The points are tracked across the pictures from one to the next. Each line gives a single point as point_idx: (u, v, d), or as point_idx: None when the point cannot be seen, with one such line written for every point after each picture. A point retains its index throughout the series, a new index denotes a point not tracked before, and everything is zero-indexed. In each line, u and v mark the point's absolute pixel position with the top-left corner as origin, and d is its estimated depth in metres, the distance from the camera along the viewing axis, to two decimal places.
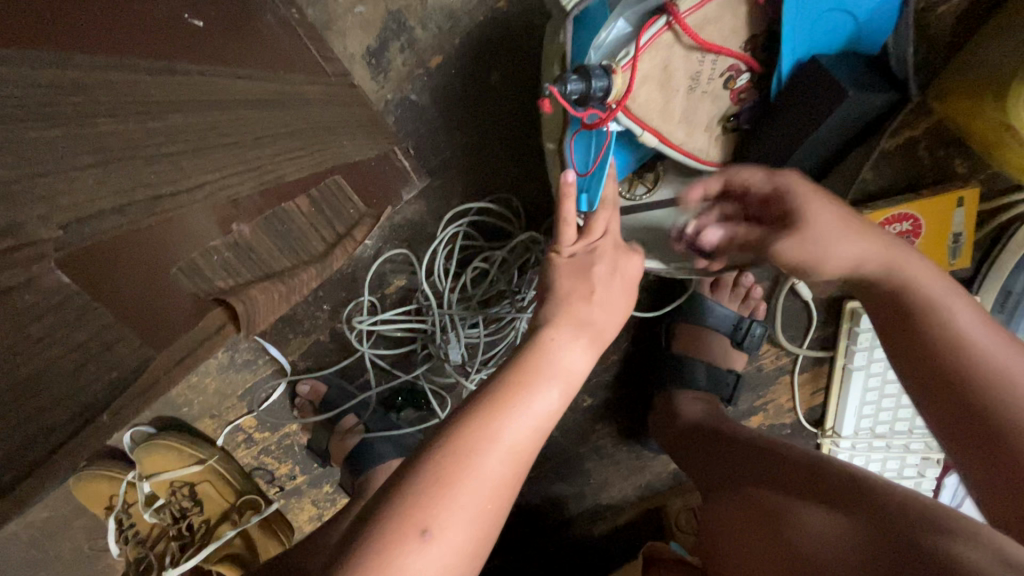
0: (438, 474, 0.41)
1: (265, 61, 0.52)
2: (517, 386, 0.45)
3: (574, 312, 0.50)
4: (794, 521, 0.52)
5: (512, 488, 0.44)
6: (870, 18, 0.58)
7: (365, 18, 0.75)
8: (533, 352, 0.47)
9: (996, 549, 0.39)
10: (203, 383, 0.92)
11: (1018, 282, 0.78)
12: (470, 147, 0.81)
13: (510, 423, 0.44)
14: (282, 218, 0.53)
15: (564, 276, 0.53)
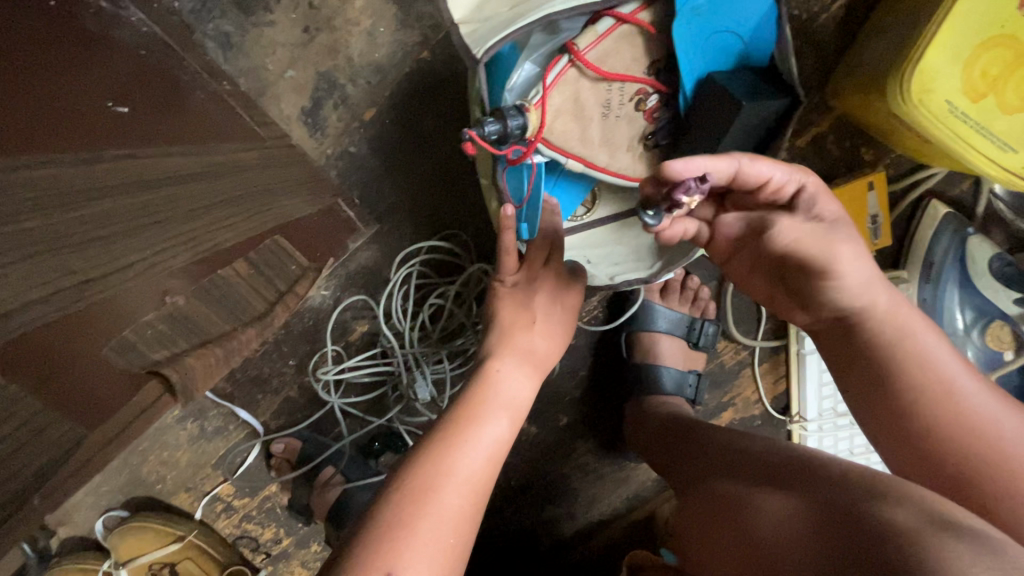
0: (398, 512, 0.46)
1: (202, 135, 0.55)
2: (465, 422, 0.53)
3: (518, 341, 0.62)
4: (754, 509, 0.54)
5: (473, 515, 0.49)
6: (754, 34, 0.63)
7: (297, 81, 0.79)
8: (478, 388, 0.56)
9: (921, 509, 0.43)
10: (175, 456, 0.91)
11: (936, 251, 0.82)
12: (414, 189, 0.85)
13: (461, 454, 0.51)
14: (217, 284, 0.57)
15: (507, 306, 0.64)
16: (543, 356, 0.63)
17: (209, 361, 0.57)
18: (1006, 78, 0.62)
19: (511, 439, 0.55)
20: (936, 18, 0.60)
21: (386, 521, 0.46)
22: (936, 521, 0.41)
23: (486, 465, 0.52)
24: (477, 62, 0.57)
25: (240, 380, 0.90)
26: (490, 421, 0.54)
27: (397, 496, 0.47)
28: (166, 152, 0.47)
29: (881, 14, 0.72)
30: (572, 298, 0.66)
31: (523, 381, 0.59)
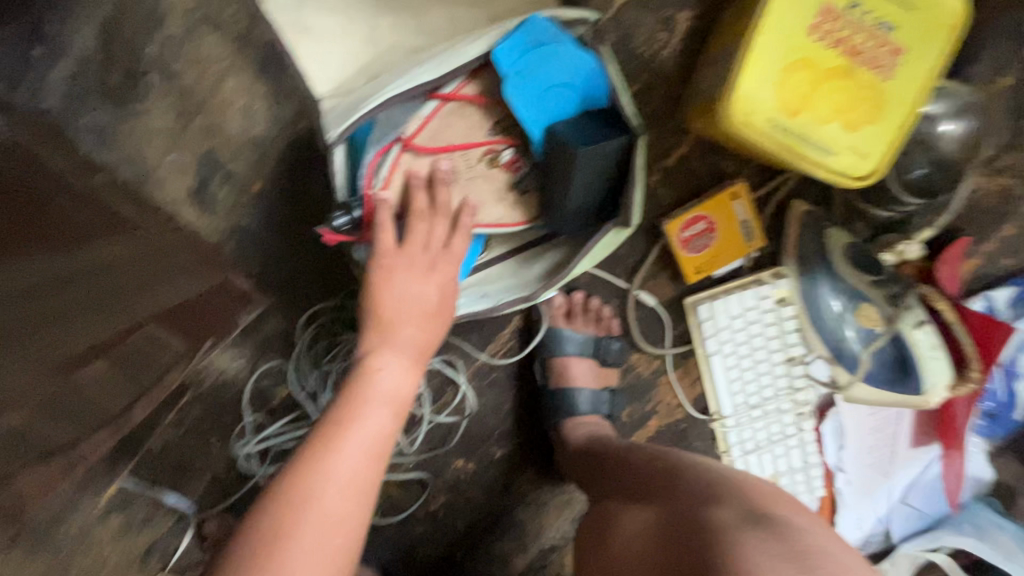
0: (282, 518, 0.51)
1: (75, 236, 0.55)
2: (345, 423, 0.57)
3: (395, 334, 0.65)
4: (621, 522, 0.61)
5: (357, 519, 0.54)
6: (585, 83, 0.68)
7: (180, 163, 0.80)
8: (356, 391, 0.60)
9: (745, 507, 0.54)
10: (103, 554, 0.88)
11: (804, 246, 0.92)
12: (315, 250, 0.87)
13: (340, 456, 0.55)
14: (71, 391, 0.57)
15: (382, 292, 0.65)
16: (428, 320, 0.66)
17: None
18: (815, 94, 0.70)
19: (395, 429, 0.60)
20: (743, 51, 0.68)
21: (273, 521, 0.51)
22: (751, 522, 0.51)
23: (368, 461, 0.56)
24: (332, 143, 0.63)
25: (161, 466, 0.88)
26: (370, 414, 0.59)
27: (277, 502, 0.52)
28: (18, 266, 0.47)
29: (709, 48, 0.83)
30: (448, 269, 0.67)
31: (398, 365, 0.64)
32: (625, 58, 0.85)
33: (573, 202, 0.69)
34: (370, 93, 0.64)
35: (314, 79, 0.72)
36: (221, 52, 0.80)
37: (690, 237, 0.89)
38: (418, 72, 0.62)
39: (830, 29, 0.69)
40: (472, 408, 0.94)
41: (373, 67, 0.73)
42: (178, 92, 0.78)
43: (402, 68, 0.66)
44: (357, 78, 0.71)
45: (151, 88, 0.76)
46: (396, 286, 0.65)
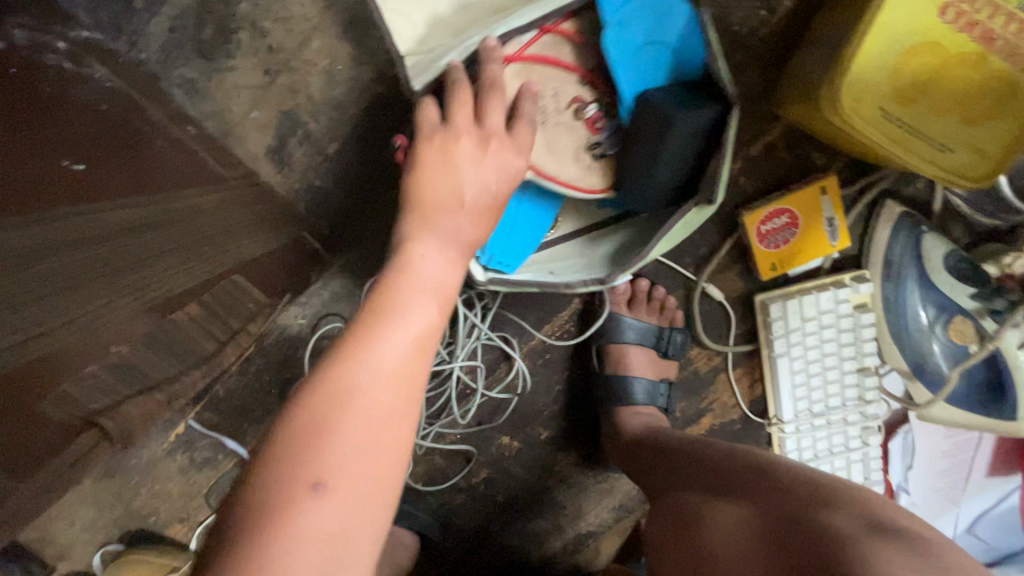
0: (316, 413, 0.43)
1: (160, 181, 0.56)
2: (384, 310, 0.48)
3: (433, 224, 0.55)
4: (711, 519, 0.60)
5: (404, 416, 0.45)
6: (682, 42, 0.66)
7: (262, 120, 0.81)
8: (392, 281, 0.50)
9: (860, 513, 0.52)
10: (166, 488, 0.93)
11: (895, 249, 0.84)
12: (383, 216, 0.87)
13: (383, 339, 0.46)
14: (167, 330, 0.59)
15: (428, 164, 0.57)
16: (479, 208, 0.58)
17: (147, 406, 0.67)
18: (935, 83, 0.64)
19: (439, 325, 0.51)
20: (859, 31, 0.63)
21: (310, 413, 0.43)
22: (874, 530, 0.49)
23: (413, 355, 0.47)
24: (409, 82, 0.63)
25: (225, 411, 0.92)
26: (410, 307, 0.49)
27: (313, 398, 0.43)
28: (121, 206, 0.49)
29: (815, 27, 0.76)
30: (504, 150, 0.59)
31: (438, 259, 0.53)
32: (721, 35, 0.80)
33: (660, 171, 0.66)
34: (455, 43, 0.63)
35: (396, 35, 0.63)
36: (308, 11, 0.80)
37: (770, 231, 0.84)
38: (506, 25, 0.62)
39: (965, 10, 0.61)
40: (526, 385, 0.94)
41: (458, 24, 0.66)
42: (266, 49, 0.80)
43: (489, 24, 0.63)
44: (440, 36, 0.65)
45: (241, 45, 0.80)
46: (452, 182, 0.57)
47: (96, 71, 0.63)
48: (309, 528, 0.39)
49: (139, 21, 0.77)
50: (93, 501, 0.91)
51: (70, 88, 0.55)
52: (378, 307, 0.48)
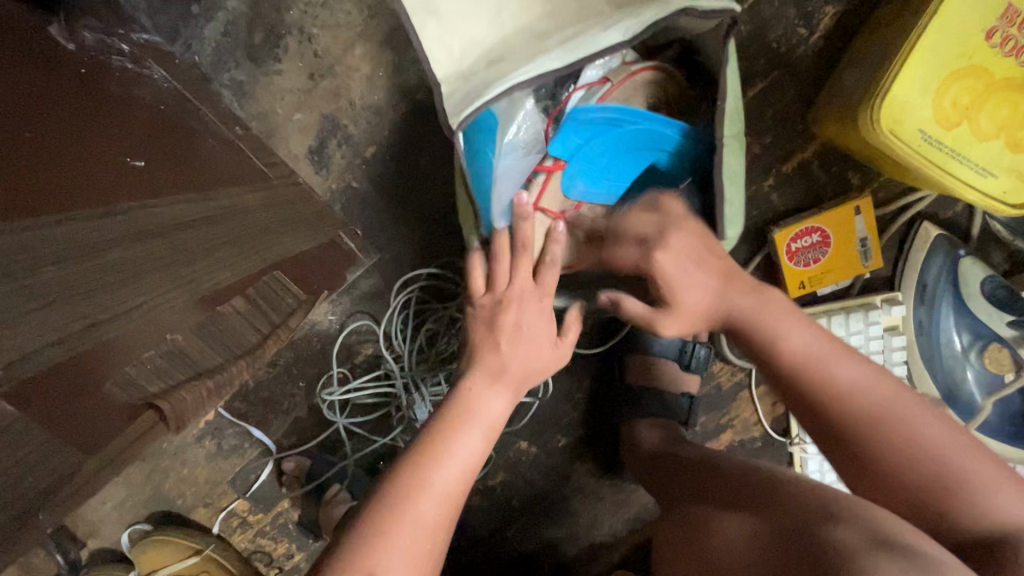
0: (376, 522, 0.49)
1: (207, 180, 0.59)
2: (437, 455, 0.53)
3: (487, 364, 0.61)
4: (716, 530, 0.59)
5: (446, 526, 0.52)
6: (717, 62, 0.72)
7: (304, 122, 0.85)
8: (455, 412, 0.56)
9: (871, 527, 0.49)
10: (195, 472, 0.97)
11: (930, 273, 0.83)
12: (415, 219, 0.89)
13: (442, 468, 0.52)
14: (216, 319, 0.62)
15: (477, 326, 0.64)
16: (523, 374, 0.62)
17: (200, 392, 0.63)
18: (978, 107, 0.63)
19: (484, 454, 0.56)
20: (902, 54, 0.63)
21: (381, 511, 0.49)
22: (879, 544, 0.46)
23: (462, 478, 0.53)
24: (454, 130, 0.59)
25: (254, 401, 0.96)
26: (466, 439, 0.55)
27: (371, 518, 0.49)
28: (174, 202, 0.52)
29: (851, 49, 0.77)
30: (544, 304, 0.65)
31: (498, 403, 0.59)
32: (758, 52, 0.80)
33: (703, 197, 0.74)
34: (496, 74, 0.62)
35: (434, 61, 0.65)
36: (354, 19, 0.83)
37: (800, 249, 0.83)
38: (548, 58, 0.58)
39: (1012, 34, 0.62)
40: (547, 391, 0.95)
41: (494, 53, 0.67)
42: (312, 54, 0.84)
43: (529, 56, 0.62)
44: (476, 56, 0.66)
45: (288, 50, 0.83)
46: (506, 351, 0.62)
47: (154, 73, 0.66)
48: None
49: (194, 25, 0.81)
50: (126, 482, 0.95)
51: (131, 89, 0.59)
52: (434, 439, 0.54)
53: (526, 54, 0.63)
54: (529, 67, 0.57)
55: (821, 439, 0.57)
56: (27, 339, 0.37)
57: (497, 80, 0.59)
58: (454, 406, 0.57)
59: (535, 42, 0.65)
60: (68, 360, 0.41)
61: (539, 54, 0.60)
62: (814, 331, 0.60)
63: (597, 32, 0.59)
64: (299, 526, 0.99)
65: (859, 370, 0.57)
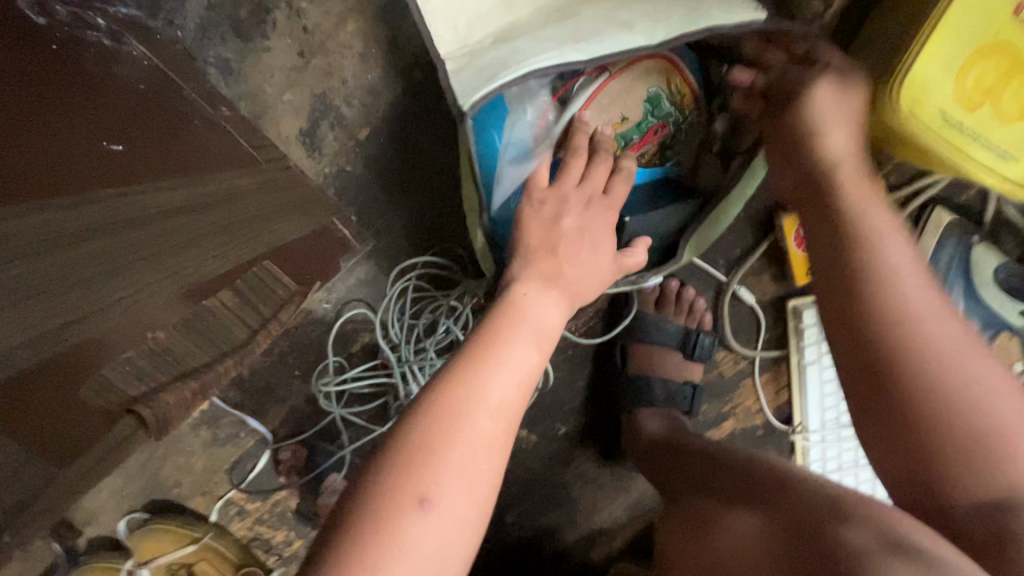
0: (426, 444, 0.46)
1: (192, 164, 0.56)
2: (483, 366, 0.51)
3: (540, 271, 0.60)
4: (724, 526, 0.58)
5: (503, 446, 0.49)
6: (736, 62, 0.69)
7: (295, 103, 0.81)
8: (503, 319, 0.55)
9: (879, 529, 0.48)
10: (190, 461, 0.95)
11: (941, 260, 0.80)
12: (411, 204, 0.86)
13: (493, 382, 0.50)
14: (202, 315, 0.60)
15: (535, 233, 0.62)
16: (579, 282, 0.62)
17: (185, 394, 0.61)
18: (1001, 88, 0.60)
19: (540, 364, 0.55)
20: (921, 33, 0.59)
21: (426, 426, 0.46)
22: (891, 548, 0.46)
23: (517, 390, 0.51)
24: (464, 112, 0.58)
25: (249, 391, 0.94)
26: (519, 348, 0.53)
27: (424, 431, 0.46)
28: (157, 188, 0.49)
29: (868, 27, 0.74)
30: (608, 213, 0.64)
31: (551, 308, 0.58)
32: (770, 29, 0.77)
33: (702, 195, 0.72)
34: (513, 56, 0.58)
35: (435, 37, 0.60)
36: None
37: (809, 235, 0.86)
38: (572, 51, 0.58)
39: None
40: (548, 380, 0.93)
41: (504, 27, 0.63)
42: (301, 30, 0.79)
43: (546, 42, 0.59)
44: (483, 31, 0.62)
45: (277, 25, 0.79)
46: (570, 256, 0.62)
47: (133, 49, 0.62)
48: (411, 544, 0.42)
49: None
50: (120, 472, 0.93)
51: (107, 66, 0.55)
52: (485, 343, 0.52)
53: (548, 36, 0.60)
54: (553, 58, 0.58)
55: (858, 381, 0.52)
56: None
57: (519, 62, 0.58)
58: (504, 310, 0.55)
59: (548, 18, 0.63)
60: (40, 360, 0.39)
61: (560, 42, 0.59)
62: (911, 254, 0.54)
63: (620, 32, 0.60)
64: (297, 514, 0.99)
65: (924, 300, 0.52)
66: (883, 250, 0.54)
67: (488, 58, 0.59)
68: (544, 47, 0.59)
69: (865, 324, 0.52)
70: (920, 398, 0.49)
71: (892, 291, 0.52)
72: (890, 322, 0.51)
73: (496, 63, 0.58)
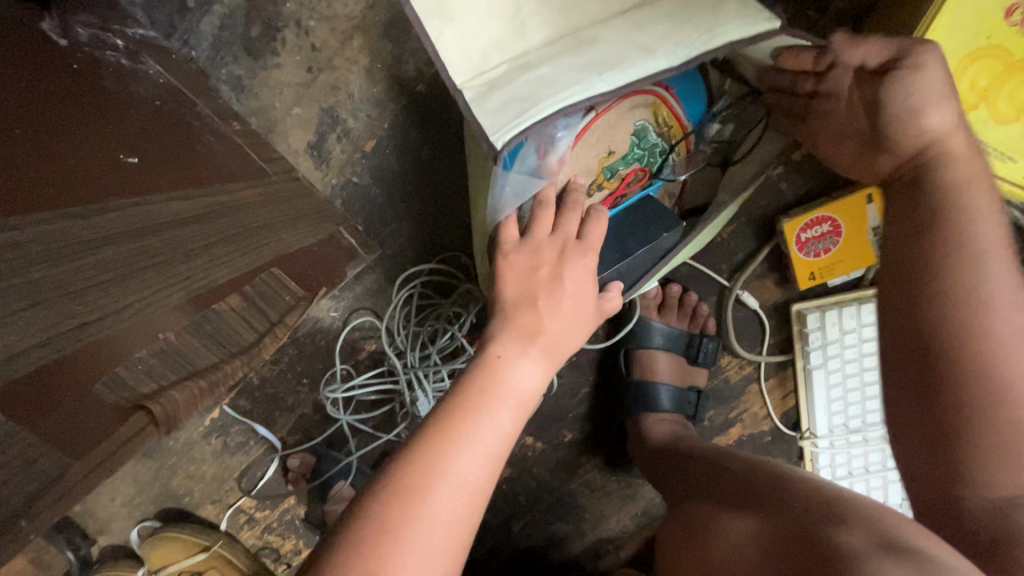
0: (390, 517, 0.46)
1: (205, 176, 0.58)
2: (457, 433, 0.50)
3: (518, 330, 0.58)
4: (720, 528, 0.58)
5: (467, 521, 0.49)
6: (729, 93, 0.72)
7: (303, 117, 0.84)
8: (476, 386, 0.54)
9: (871, 531, 0.49)
10: (201, 469, 0.96)
11: None
12: (417, 214, 0.88)
13: (456, 458, 0.49)
14: (210, 319, 0.61)
15: (513, 284, 0.61)
16: (559, 339, 0.60)
17: (194, 393, 0.58)
18: (997, 88, 0.61)
19: (513, 432, 0.54)
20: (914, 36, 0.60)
21: (398, 488, 0.47)
22: (886, 549, 0.46)
23: (483, 464, 0.50)
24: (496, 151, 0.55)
25: (258, 399, 0.95)
26: (493, 418, 0.52)
27: (381, 508, 0.47)
28: (169, 198, 0.51)
29: (863, 34, 0.75)
30: (587, 257, 0.62)
31: (531, 371, 0.57)
32: None
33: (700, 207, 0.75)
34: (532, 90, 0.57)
35: (452, 68, 0.60)
36: (352, 11, 0.82)
37: (810, 239, 0.83)
38: (597, 80, 0.57)
39: None
40: (552, 387, 0.94)
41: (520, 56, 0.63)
42: (309, 48, 0.82)
43: (569, 71, 0.59)
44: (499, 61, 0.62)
45: (286, 44, 0.82)
46: (555, 308, 0.60)
47: (151, 68, 0.65)
48: None
49: (191, 20, 0.80)
50: (134, 479, 0.95)
51: (125, 84, 0.58)
52: (453, 415, 0.51)
53: (571, 65, 0.59)
54: (579, 89, 0.57)
55: (903, 338, 0.52)
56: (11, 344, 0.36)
57: (542, 95, 0.57)
58: (477, 373, 0.54)
59: (567, 45, 0.62)
60: (55, 362, 0.41)
61: (584, 71, 0.58)
62: (996, 229, 0.51)
63: (644, 58, 0.58)
64: (306, 522, 0.99)
65: (1007, 278, 0.50)
66: (978, 222, 0.51)
67: (507, 89, 0.59)
68: (567, 77, 0.58)
69: (931, 279, 0.51)
70: (963, 356, 0.49)
71: (973, 265, 0.50)
72: (940, 283, 0.50)
73: (519, 99, 0.57)
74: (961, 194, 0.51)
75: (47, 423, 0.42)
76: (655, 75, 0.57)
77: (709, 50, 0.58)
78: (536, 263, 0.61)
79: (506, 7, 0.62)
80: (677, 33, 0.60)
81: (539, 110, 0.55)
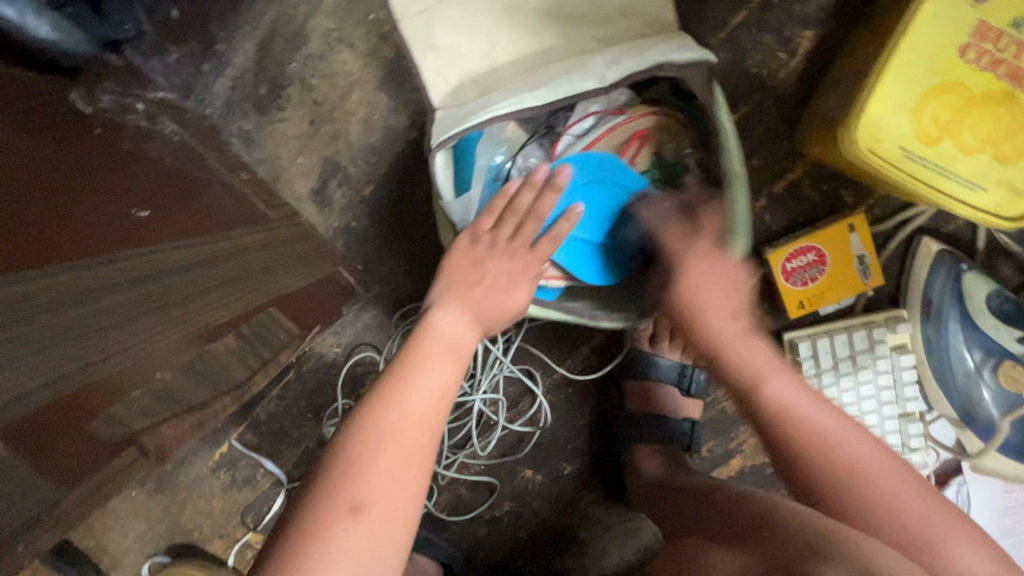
0: (359, 452, 0.47)
1: (209, 224, 0.63)
2: (406, 381, 0.52)
3: (465, 293, 0.61)
4: (707, 564, 0.58)
5: (429, 449, 0.50)
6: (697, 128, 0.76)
7: (306, 165, 0.90)
8: (423, 336, 0.57)
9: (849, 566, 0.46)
10: (209, 504, 0.99)
11: (934, 289, 0.80)
12: (412, 252, 0.92)
13: (414, 392, 0.51)
14: (207, 358, 0.65)
15: (454, 268, 0.63)
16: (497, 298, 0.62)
17: (184, 427, 0.64)
18: (959, 121, 0.63)
19: (459, 376, 0.56)
20: (875, 71, 0.63)
21: (358, 436, 0.48)
22: None
23: (440, 403, 0.52)
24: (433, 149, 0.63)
25: (265, 434, 0.98)
26: (435, 366, 0.54)
27: (351, 445, 0.48)
28: (176, 246, 0.56)
29: (834, 70, 0.78)
30: (528, 265, 0.64)
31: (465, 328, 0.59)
32: (740, 78, 0.82)
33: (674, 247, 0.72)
34: (480, 104, 0.65)
35: (429, 89, 0.70)
36: (353, 68, 0.89)
37: (796, 268, 0.81)
38: (530, 96, 0.63)
39: (987, 49, 0.61)
40: (548, 420, 0.95)
41: (487, 84, 0.71)
42: (312, 102, 0.89)
43: (514, 91, 0.65)
44: (467, 90, 0.70)
45: (290, 99, 0.89)
46: (488, 288, 0.62)
47: (166, 126, 0.72)
48: (338, 546, 0.43)
49: (206, 82, 0.88)
50: (145, 514, 0.98)
51: (141, 144, 0.64)
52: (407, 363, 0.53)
53: (517, 88, 0.66)
54: (511, 103, 0.63)
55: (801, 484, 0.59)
56: (17, 385, 0.40)
57: (481, 107, 0.64)
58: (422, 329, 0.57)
59: (525, 75, 0.70)
60: (58, 401, 0.45)
61: (523, 90, 0.65)
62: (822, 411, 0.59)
63: (582, 84, 0.64)
64: None
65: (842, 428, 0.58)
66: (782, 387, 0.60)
67: (463, 106, 0.67)
68: (508, 95, 0.65)
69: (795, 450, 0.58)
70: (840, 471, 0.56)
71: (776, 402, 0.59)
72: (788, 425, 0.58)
73: (467, 110, 0.65)
74: (760, 374, 0.61)
75: (46, 460, 0.45)
76: (579, 97, 0.62)
77: (638, 73, 0.63)
78: (470, 254, 0.63)
79: (480, 49, 0.71)
80: (612, 61, 0.65)
81: (477, 115, 0.62)
